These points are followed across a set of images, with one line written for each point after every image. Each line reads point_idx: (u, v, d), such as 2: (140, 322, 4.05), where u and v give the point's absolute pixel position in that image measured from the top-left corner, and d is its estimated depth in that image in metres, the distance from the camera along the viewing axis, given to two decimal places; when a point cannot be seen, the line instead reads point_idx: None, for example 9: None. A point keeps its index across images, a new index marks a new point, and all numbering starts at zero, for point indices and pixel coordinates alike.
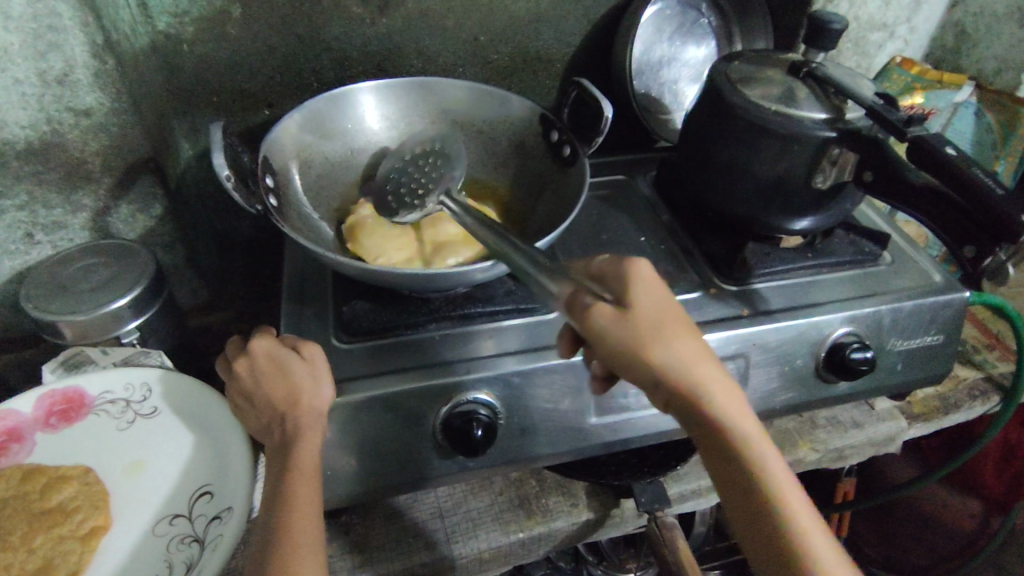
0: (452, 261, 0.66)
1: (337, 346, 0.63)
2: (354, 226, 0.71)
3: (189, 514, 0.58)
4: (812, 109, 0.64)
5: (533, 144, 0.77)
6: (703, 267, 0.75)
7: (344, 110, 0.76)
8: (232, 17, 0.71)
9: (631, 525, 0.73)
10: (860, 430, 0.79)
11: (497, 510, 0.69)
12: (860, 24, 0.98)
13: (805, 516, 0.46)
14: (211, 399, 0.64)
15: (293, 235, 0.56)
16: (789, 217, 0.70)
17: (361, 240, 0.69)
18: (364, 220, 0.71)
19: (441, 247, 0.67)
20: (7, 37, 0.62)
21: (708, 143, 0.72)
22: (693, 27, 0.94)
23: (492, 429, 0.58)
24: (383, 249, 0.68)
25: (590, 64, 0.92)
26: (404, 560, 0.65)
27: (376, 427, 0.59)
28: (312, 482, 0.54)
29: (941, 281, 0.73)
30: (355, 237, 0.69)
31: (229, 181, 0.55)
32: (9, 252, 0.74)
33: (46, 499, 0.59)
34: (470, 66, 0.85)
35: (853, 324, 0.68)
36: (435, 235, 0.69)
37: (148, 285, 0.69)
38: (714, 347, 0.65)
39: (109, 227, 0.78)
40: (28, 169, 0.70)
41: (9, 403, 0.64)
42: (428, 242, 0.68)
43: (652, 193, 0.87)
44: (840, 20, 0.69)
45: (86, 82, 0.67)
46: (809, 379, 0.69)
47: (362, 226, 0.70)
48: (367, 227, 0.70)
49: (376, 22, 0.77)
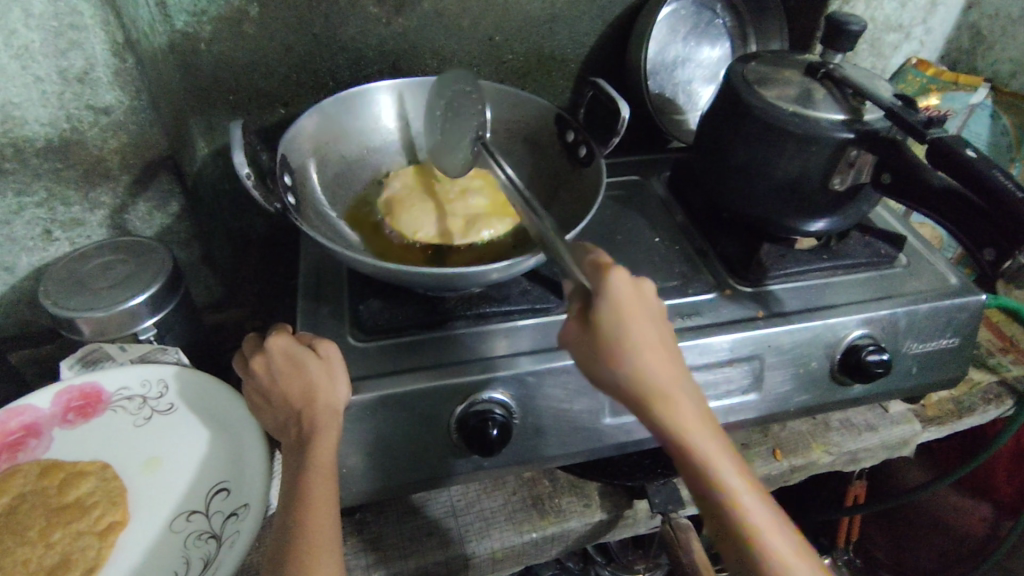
0: (484, 233, 0.69)
1: (353, 344, 0.63)
2: (390, 201, 0.72)
3: (205, 510, 0.58)
4: (831, 110, 0.64)
5: (549, 144, 0.77)
6: (718, 268, 0.75)
7: (359, 109, 0.76)
8: (249, 16, 0.71)
9: (644, 526, 0.73)
10: (874, 433, 0.79)
11: (510, 510, 0.69)
12: (876, 26, 0.97)
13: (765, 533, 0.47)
14: (227, 396, 0.64)
15: (312, 233, 0.57)
16: (805, 218, 0.70)
17: (399, 214, 0.71)
18: (400, 194, 0.73)
19: (474, 219, 0.70)
20: (28, 36, 0.60)
21: (724, 144, 0.72)
22: (708, 27, 0.94)
23: (507, 429, 0.58)
24: (421, 222, 0.69)
25: (604, 64, 0.92)
26: (417, 558, 0.65)
27: (392, 425, 0.59)
28: (329, 479, 0.54)
29: (958, 283, 0.73)
30: (391, 212, 0.71)
31: (249, 179, 0.55)
32: (26, 249, 0.74)
33: (65, 494, 0.59)
34: (485, 66, 0.86)
35: (868, 326, 0.68)
36: (468, 207, 0.71)
37: (165, 283, 0.69)
38: (729, 349, 0.65)
39: (126, 224, 0.76)
40: (47, 167, 0.69)
41: (27, 398, 0.64)
42: (461, 214, 0.70)
43: (666, 194, 0.87)
44: (858, 21, 0.69)
45: (106, 80, 0.65)
46: (824, 381, 0.69)
47: (398, 199, 0.72)
48: (404, 200, 0.72)
49: (392, 22, 0.77)
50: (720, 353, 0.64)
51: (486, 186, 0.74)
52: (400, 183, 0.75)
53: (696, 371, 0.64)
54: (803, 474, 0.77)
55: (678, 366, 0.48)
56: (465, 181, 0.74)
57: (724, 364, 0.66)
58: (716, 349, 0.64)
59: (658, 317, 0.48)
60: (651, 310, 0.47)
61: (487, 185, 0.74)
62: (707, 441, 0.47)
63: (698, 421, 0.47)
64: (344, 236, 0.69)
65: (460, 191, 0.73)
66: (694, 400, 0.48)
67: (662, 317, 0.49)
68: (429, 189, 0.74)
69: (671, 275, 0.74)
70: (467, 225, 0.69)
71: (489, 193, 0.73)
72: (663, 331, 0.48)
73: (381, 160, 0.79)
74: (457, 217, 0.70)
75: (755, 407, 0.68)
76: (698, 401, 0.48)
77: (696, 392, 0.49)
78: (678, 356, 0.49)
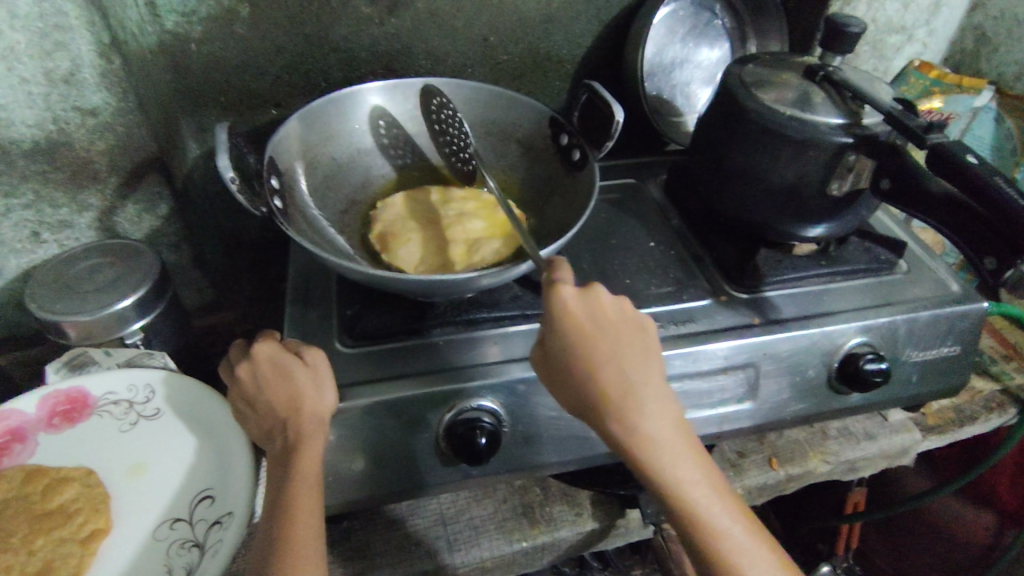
0: (489, 255, 0.68)
1: (341, 350, 0.62)
2: (384, 235, 0.70)
3: (189, 518, 0.57)
4: (829, 114, 0.63)
5: (542, 146, 0.76)
6: (714, 273, 0.74)
7: (350, 112, 0.75)
8: (239, 16, 0.71)
9: (636, 535, 0.72)
10: (873, 442, 0.77)
11: (501, 518, 0.68)
12: (879, 27, 0.96)
13: (726, 543, 0.49)
14: (214, 402, 0.64)
15: (298, 238, 0.56)
16: (802, 224, 0.68)
17: (396, 247, 0.69)
18: (394, 226, 0.71)
19: (476, 244, 0.69)
20: (13, 36, 0.61)
21: (721, 149, 0.71)
22: (706, 29, 0.92)
23: (495, 437, 0.57)
24: (421, 253, 0.68)
25: (600, 65, 0.91)
26: (405, 567, 0.64)
27: (379, 433, 0.58)
28: (314, 489, 0.53)
29: (959, 290, 0.71)
30: (387, 246, 0.69)
31: (234, 182, 0.54)
32: (15, 251, 0.73)
33: (48, 500, 0.58)
34: (479, 66, 0.85)
35: (867, 334, 0.67)
36: (466, 232, 0.70)
37: (153, 286, 0.69)
38: (724, 356, 0.63)
39: (115, 226, 0.76)
40: (34, 168, 0.68)
41: (12, 402, 0.63)
42: (463, 240, 0.69)
43: (662, 198, 0.86)
44: (858, 23, 0.67)
45: (92, 81, 0.66)
46: (821, 390, 0.68)
47: (392, 232, 0.71)
48: (399, 232, 0.70)
49: (384, 22, 0.76)
50: (715, 361, 0.63)
51: (480, 208, 0.74)
52: (390, 213, 0.73)
53: (690, 379, 0.63)
54: (800, 483, 0.76)
55: (641, 373, 0.51)
56: (457, 207, 0.74)
57: (719, 372, 0.64)
58: (711, 356, 0.63)
59: (620, 326, 0.51)
60: (609, 320, 0.51)
61: (482, 207, 0.73)
62: (665, 446, 0.50)
63: (657, 429, 0.50)
64: (333, 240, 0.68)
65: (456, 217, 0.72)
66: (655, 407, 0.51)
67: (627, 324, 0.52)
68: (421, 216, 0.73)
69: (666, 281, 0.72)
70: (470, 249, 0.69)
71: (484, 215, 0.73)
72: (626, 340, 0.51)
73: (373, 162, 0.78)
74: (458, 243, 0.69)
75: (750, 415, 0.67)
76: (661, 407, 0.51)
77: (660, 398, 0.51)
78: (641, 362, 0.51)
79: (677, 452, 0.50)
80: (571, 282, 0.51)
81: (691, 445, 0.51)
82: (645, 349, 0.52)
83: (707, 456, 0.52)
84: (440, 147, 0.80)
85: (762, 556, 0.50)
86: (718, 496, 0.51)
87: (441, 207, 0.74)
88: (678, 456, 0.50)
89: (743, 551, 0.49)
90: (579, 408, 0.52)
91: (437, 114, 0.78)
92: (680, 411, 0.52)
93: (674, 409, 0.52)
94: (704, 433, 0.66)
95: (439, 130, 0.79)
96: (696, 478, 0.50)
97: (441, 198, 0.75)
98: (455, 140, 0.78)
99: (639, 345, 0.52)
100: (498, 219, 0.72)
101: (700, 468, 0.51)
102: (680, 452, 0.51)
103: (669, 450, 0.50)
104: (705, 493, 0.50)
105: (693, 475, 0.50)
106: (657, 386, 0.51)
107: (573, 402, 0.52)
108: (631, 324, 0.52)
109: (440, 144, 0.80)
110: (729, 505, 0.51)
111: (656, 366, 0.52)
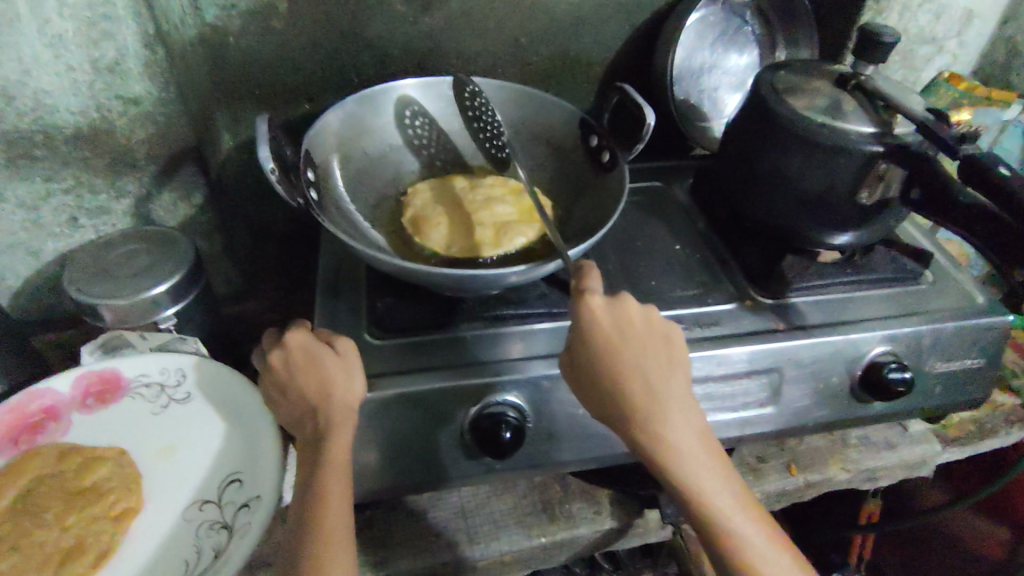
0: (519, 241, 0.69)
1: (369, 341, 0.63)
2: (416, 219, 0.71)
3: (219, 500, 0.58)
4: (860, 122, 0.63)
5: (572, 147, 0.77)
6: (739, 278, 0.74)
7: (381, 108, 0.76)
8: (278, 12, 0.73)
9: (654, 536, 0.72)
10: (893, 452, 0.77)
11: (520, 513, 0.69)
12: (910, 38, 0.95)
13: (748, 551, 0.49)
14: (244, 387, 0.65)
15: (333, 229, 0.56)
16: (829, 231, 0.68)
17: (426, 232, 0.70)
18: (424, 211, 0.72)
19: (504, 228, 0.70)
20: (62, 25, 0.61)
21: (750, 154, 0.71)
22: (736, 35, 0.93)
23: (520, 432, 0.58)
24: (452, 240, 0.69)
25: (629, 69, 0.92)
26: (425, 558, 0.65)
27: (405, 424, 0.59)
28: (342, 478, 0.54)
29: (985, 302, 0.71)
30: (419, 230, 0.70)
31: (274, 174, 0.55)
32: (52, 235, 0.75)
33: (81, 478, 0.60)
34: (509, 67, 0.86)
35: (892, 343, 0.67)
36: (495, 216, 0.71)
37: (187, 273, 0.70)
38: (747, 361, 0.64)
39: (151, 214, 0.77)
40: (76, 154, 0.70)
41: (47, 381, 0.65)
42: (492, 224, 0.70)
43: (688, 201, 0.86)
44: (892, 32, 0.67)
45: (136, 72, 0.66)
46: (844, 397, 0.68)
47: (423, 217, 0.71)
48: (429, 216, 0.71)
49: (418, 21, 0.78)
50: (738, 365, 0.63)
51: (510, 195, 0.75)
52: (419, 200, 0.74)
53: (712, 381, 0.64)
54: (819, 490, 0.76)
55: (666, 383, 0.52)
56: (485, 192, 0.75)
57: (742, 375, 0.65)
58: (734, 360, 0.63)
59: (646, 336, 0.52)
60: (633, 329, 0.52)
61: (508, 195, 0.74)
62: (688, 454, 0.51)
63: (681, 439, 0.51)
64: (365, 233, 0.69)
65: (484, 202, 0.73)
66: (679, 417, 0.51)
67: (653, 334, 0.53)
68: (448, 203, 0.73)
69: (691, 284, 0.73)
70: (499, 235, 0.69)
71: (512, 201, 0.74)
72: (652, 349, 0.52)
73: (403, 159, 0.79)
74: (487, 228, 0.70)
75: (772, 420, 0.67)
76: (684, 417, 0.51)
77: (684, 406, 0.52)
78: (664, 371, 0.52)
79: (699, 460, 0.51)
80: (598, 291, 0.52)
81: (715, 456, 0.52)
82: (669, 358, 0.53)
83: (729, 467, 0.53)
84: (475, 134, 0.80)
85: (784, 565, 0.50)
86: (741, 508, 0.51)
87: (469, 192, 0.75)
88: (701, 466, 0.51)
89: (767, 562, 0.49)
90: (605, 416, 0.53)
91: (470, 101, 0.77)
92: (704, 422, 0.53)
93: (697, 419, 0.52)
94: (725, 436, 0.66)
95: (471, 117, 0.79)
96: (720, 489, 0.51)
97: (469, 183, 0.76)
98: (488, 127, 0.78)
99: (664, 354, 0.53)
100: (526, 205, 0.74)
101: (724, 477, 0.51)
102: (704, 461, 0.51)
103: (693, 460, 0.51)
104: (728, 504, 0.51)
105: (716, 486, 0.51)
106: (681, 396, 0.52)
107: (600, 410, 0.53)
108: (658, 334, 0.53)
109: (475, 131, 0.80)
110: (751, 516, 0.51)
111: (681, 376, 0.53)
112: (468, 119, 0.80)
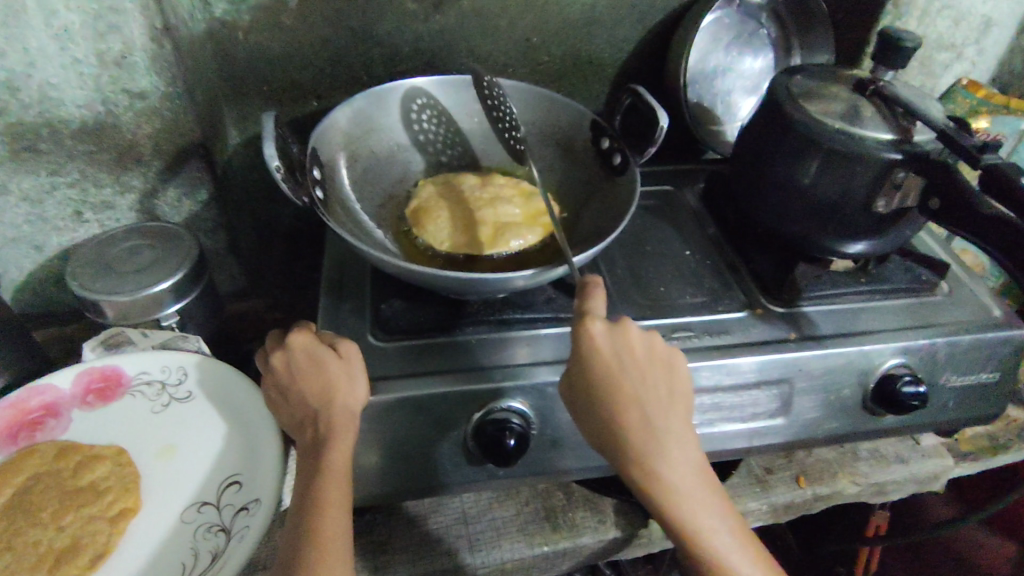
0: (516, 243, 0.68)
1: (372, 343, 0.62)
2: (417, 212, 0.71)
3: (217, 502, 0.57)
4: (878, 129, 0.62)
5: (583, 149, 0.76)
6: (752, 287, 0.73)
7: (388, 106, 0.76)
8: (287, 8, 0.72)
9: (658, 546, 0.70)
10: (904, 466, 0.76)
11: (522, 521, 0.68)
12: (928, 44, 0.93)
13: None
14: (246, 388, 0.64)
15: (337, 228, 0.55)
16: (844, 239, 0.67)
17: (426, 225, 0.69)
18: (428, 205, 0.72)
19: (505, 228, 0.69)
20: (68, 17, 0.60)
21: (764, 159, 0.70)
22: (751, 38, 0.92)
23: (524, 440, 0.57)
24: (452, 236, 0.68)
25: (642, 72, 0.90)
26: (424, 564, 0.64)
27: (407, 429, 0.58)
28: (343, 482, 0.53)
29: (1001, 315, 0.70)
30: (418, 223, 0.70)
31: (279, 171, 0.54)
32: (56, 229, 0.74)
33: (79, 478, 0.59)
34: (520, 67, 0.85)
35: (906, 355, 0.65)
36: (498, 215, 0.70)
37: (190, 270, 0.69)
38: (757, 371, 0.62)
39: (155, 209, 0.77)
40: (81, 148, 0.69)
41: (48, 377, 0.64)
42: (493, 222, 0.70)
43: (699, 207, 0.85)
44: (913, 38, 0.66)
45: (144, 66, 0.65)
46: (855, 410, 0.67)
47: (424, 210, 0.71)
48: (430, 209, 0.71)
49: (429, 19, 0.77)
50: (747, 375, 0.62)
51: (518, 195, 0.73)
52: (424, 194, 0.73)
53: (721, 392, 0.63)
54: (827, 504, 0.74)
55: (664, 415, 0.51)
56: (493, 190, 0.74)
57: (752, 385, 0.63)
58: (744, 370, 0.62)
59: (647, 364, 0.51)
60: (634, 357, 0.51)
61: (517, 195, 0.73)
62: (684, 490, 0.50)
63: (678, 474, 0.50)
64: (370, 233, 0.69)
65: (490, 200, 0.72)
66: (677, 451, 0.50)
67: (654, 363, 0.52)
68: (453, 200, 0.72)
69: (701, 290, 0.72)
70: (497, 234, 0.68)
71: (520, 202, 0.72)
72: (652, 379, 0.51)
73: (411, 157, 0.79)
74: (487, 226, 0.69)
75: (781, 431, 0.66)
76: (682, 451, 0.50)
77: (683, 439, 0.51)
78: (664, 403, 0.51)
79: (695, 496, 0.50)
80: (600, 317, 0.51)
81: (713, 491, 0.51)
82: (670, 388, 0.52)
83: (727, 501, 0.52)
84: (494, 123, 0.77)
85: None
86: (739, 545, 0.50)
87: (475, 189, 0.74)
88: (697, 502, 0.50)
89: None
90: (600, 445, 0.52)
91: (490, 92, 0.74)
92: (702, 455, 0.52)
93: (696, 453, 0.51)
94: (734, 447, 0.65)
95: (492, 106, 0.76)
96: (716, 526, 0.50)
97: (479, 180, 0.75)
98: (507, 119, 0.75)
99: (665, 385, 0.52)
100: (533, 207, 0.72)
101: (721, 514, 0.50)
102: (701, 498, 0.50)
103: (689, 496, 0.50)
104: (726, 542, 0.50)
105: (713, 522, 0.50)
106: (680, 428, 0.51)
107: (596, 440, 0.52)
108: (658, 363, 0.52)
109: (494, 120, 0.77)
110: (749, 555, 0.50)
111: (680, 408, 0.52)
112: (489, 110, 0.76)
